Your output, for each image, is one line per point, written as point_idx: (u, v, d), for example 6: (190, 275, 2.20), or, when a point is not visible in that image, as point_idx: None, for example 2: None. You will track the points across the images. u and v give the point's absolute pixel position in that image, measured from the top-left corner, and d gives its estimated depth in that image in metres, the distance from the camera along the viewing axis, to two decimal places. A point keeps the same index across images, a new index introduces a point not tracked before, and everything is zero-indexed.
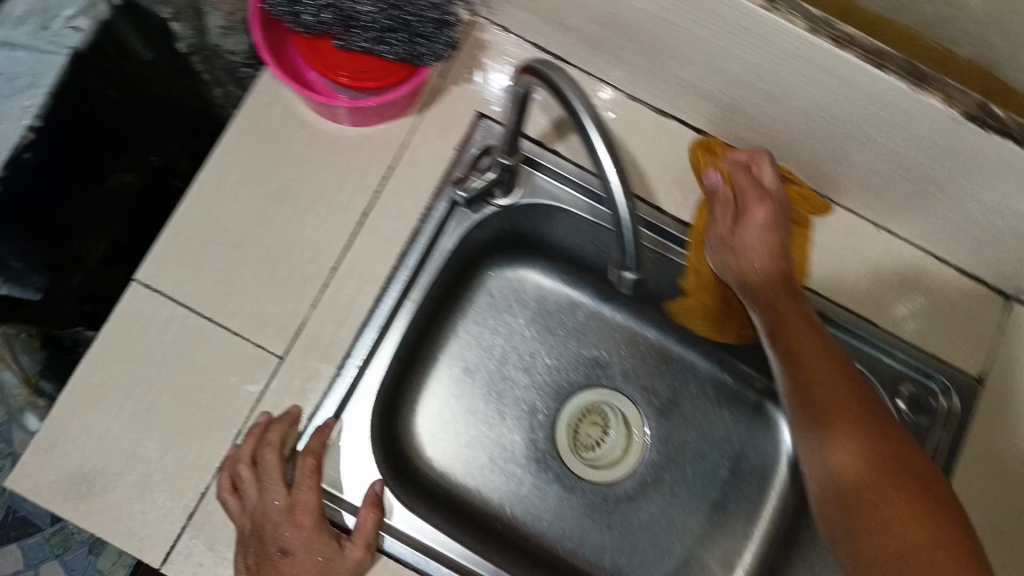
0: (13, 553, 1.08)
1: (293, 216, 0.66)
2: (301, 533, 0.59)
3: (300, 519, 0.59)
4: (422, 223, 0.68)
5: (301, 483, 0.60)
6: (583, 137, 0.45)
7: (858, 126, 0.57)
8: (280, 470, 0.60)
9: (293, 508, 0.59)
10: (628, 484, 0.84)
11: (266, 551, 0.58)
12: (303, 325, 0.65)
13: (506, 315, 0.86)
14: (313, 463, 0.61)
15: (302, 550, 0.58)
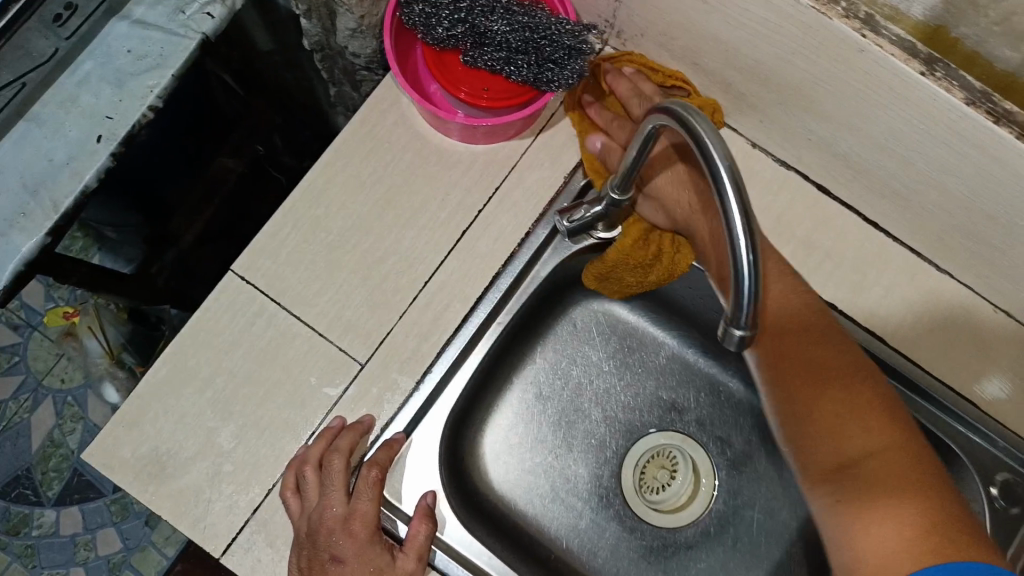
0: (73, 515, 1.11)
1: (394, 224, 0.66)
2: (354, 543, 0.57)
3: (357, 530, 0.58)
4: (521, 247, 0.68)
5: (362, 492, 0.59)
6: (716, 187, 0.40)
7: (998, 203, 0.55)
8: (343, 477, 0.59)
9: (350, 516, 0.58)
10: (690, 532, 0.82)
11: (320, 557, 0.57)
12: (389, 334, 0.64)
13: (585, 345, 0.85)
14: (377, 474, 0.60)
15: (354, 561, 0.57)
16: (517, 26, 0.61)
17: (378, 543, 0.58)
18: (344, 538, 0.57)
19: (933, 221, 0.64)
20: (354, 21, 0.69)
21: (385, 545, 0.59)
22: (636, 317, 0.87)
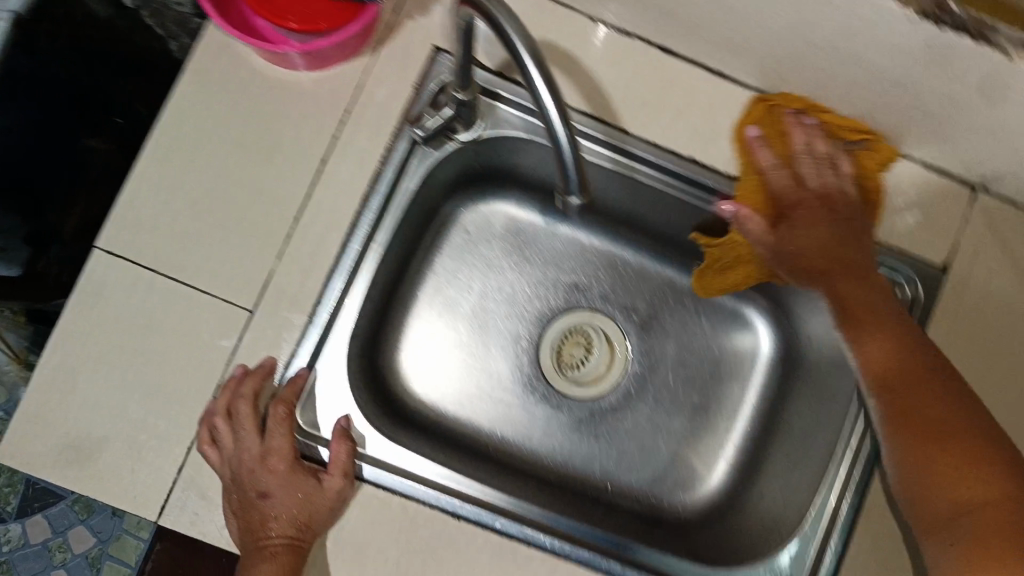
0: (40, 523, 1.12)
1: (252, 167, 0.66)
2: (277, 475, 0.62)
3: (277, 464, 0.62)
4: (384, 164, 0.67)
5: (274, 429, 0.63)
6: (517, 63, 0.44)
7: (816, 32, 0.58)
8: (253, 419, 0.62)
9: (268, 454, 0.62)
10: (613, 397, 0.87)
11: (249, 495, 0.61)
12: (271, 277, 0.65)
13: (482, 249, 0.86)
14: (284, 408, 0.64)
15: (281, 492, 0.62)
16: None
17: (301, 471, 0.63)
18: (267, 474, 0.62)
19: (771, 59, 0.66)
20: None
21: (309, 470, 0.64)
22: (524, 212, 0.87)
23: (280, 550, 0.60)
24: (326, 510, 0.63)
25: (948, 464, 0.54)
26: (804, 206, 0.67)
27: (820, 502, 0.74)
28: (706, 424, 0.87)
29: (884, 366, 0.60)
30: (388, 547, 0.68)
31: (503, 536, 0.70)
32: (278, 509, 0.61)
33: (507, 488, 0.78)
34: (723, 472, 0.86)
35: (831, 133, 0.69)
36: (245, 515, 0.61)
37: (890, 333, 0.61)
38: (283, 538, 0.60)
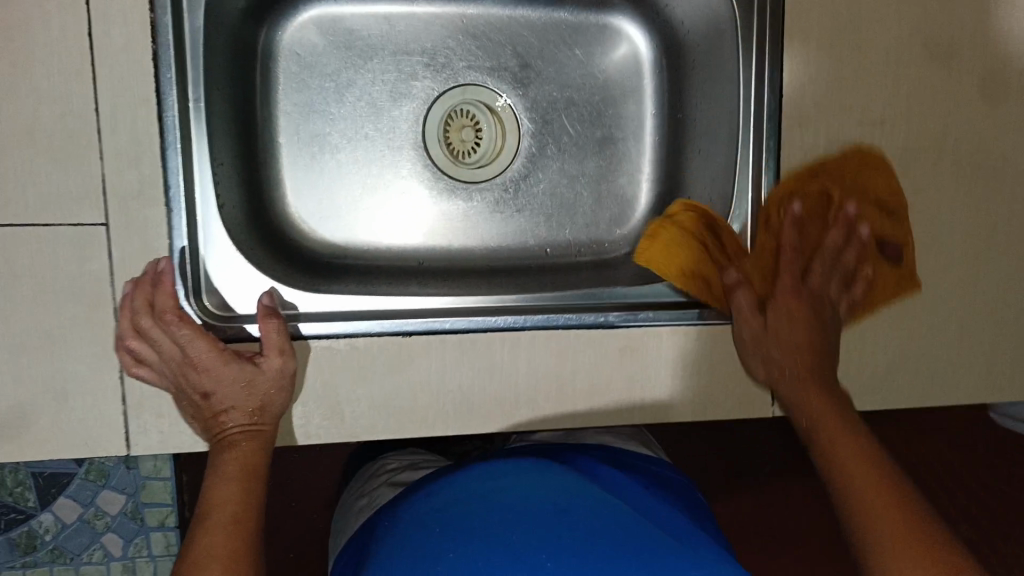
0: (65, 504, 1.03)
1: (19, 77, 0.57)
2: (213, 373, 0.61)
3: (201, 367, 0.60)
4: (156, 12, 0.59)
5: (181, 336, 0.60)
6: None
7: None
8: (164, 331, 0.60)
9: (189, 359, 0.60)
10: (518, 163, 0.84)
11: (194, 399, 0.62)
12: (105, 183, 0.59)
13: (322, 67, 0.79)
14: (177, 312, 0.61)
15: (222, 389, 0.61)
16: None
17: (230, 365, 0.61)
18: (197, 378, 0.61)
19: None
20: None
21: (240, 357, 0.62)
22: (346, 10, 0.79)
23: (244, 438, 0.62)
24: (273, 391, 0.62)
25: (887, 532, 0.55)
26: (800, 317, 0.67)
27: (745, 176, 0.70)
28: (616, 150, 0.83)
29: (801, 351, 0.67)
30: (355, 390, 0.66)
31: (445, 336, 0.67)
32: (226, 404, 0.62)
33: (448, 287, 0.77)
34: (650, 188, 0.83)
35: (876, 227, 0.70)
36: (198, 416, 0.62)
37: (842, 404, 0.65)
38: (242, 427, 0.62)
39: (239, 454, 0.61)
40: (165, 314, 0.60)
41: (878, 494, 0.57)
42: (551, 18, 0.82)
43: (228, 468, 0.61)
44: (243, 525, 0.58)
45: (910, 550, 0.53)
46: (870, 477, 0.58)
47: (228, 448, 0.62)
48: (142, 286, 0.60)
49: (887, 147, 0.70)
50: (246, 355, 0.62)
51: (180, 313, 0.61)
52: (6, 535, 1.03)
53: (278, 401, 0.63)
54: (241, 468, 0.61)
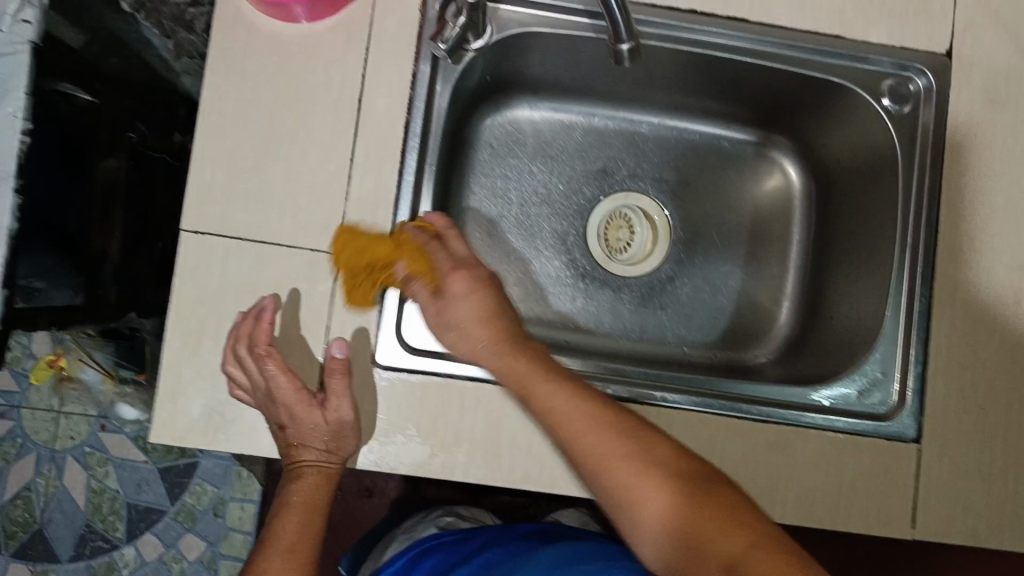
0: (149, 540, 1.28)
1: (300, 125, 0.69)
2: (289, 410, 0.65)
3: (281, 404, 0.65)
4: (415, 88, 0.71)
5: (268, 373, 0.64)
6: None
7: None
8: (254, 364, 0.65)
9: (273, 393, 0.65)
10: (667, 268, 0.90)
11: (274, 427, 0.67)
12: (346, 219, 0.70)
13: (510, 158, 0.89)
14: (270, 348, 0.65)
15: (297, 427, 0.66)
16: None
17: (306, 405, 0.65)
18: (277, 411, 0.65)
19: None
20: None
21: (312, 399, 0.66)
22: (538, 113, 0.90)
23: (313, 472, 0.67)
24: (342, 435, 0.66)
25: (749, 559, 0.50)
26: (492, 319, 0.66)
27: (898, 300, 0.74)
28: (760, 267, 0.89)
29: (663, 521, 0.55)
30: (520, 437, 0.70)
31: (602, 401, 0.71)
32: (300, 441, 0.66)
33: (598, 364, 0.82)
34: (791, 306, 0.88)
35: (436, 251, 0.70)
36: (278, 443, 0.68)
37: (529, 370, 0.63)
38: (312, 461, 0.66)
39: (479, 309, 0.66)
40: (257, 347, 0.65)
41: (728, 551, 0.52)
42: (717, 146, 0.91)
43: (456, 334, 0.67)
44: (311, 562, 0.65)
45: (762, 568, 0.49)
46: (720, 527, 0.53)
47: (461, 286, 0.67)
48: (248, 317, 0.67)
49: None
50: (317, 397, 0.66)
51: (270, 347, 0.65)
52: (89, 562, 1.26)
53: (347, 446, 0.66)
54: (491, 344, 0.65)
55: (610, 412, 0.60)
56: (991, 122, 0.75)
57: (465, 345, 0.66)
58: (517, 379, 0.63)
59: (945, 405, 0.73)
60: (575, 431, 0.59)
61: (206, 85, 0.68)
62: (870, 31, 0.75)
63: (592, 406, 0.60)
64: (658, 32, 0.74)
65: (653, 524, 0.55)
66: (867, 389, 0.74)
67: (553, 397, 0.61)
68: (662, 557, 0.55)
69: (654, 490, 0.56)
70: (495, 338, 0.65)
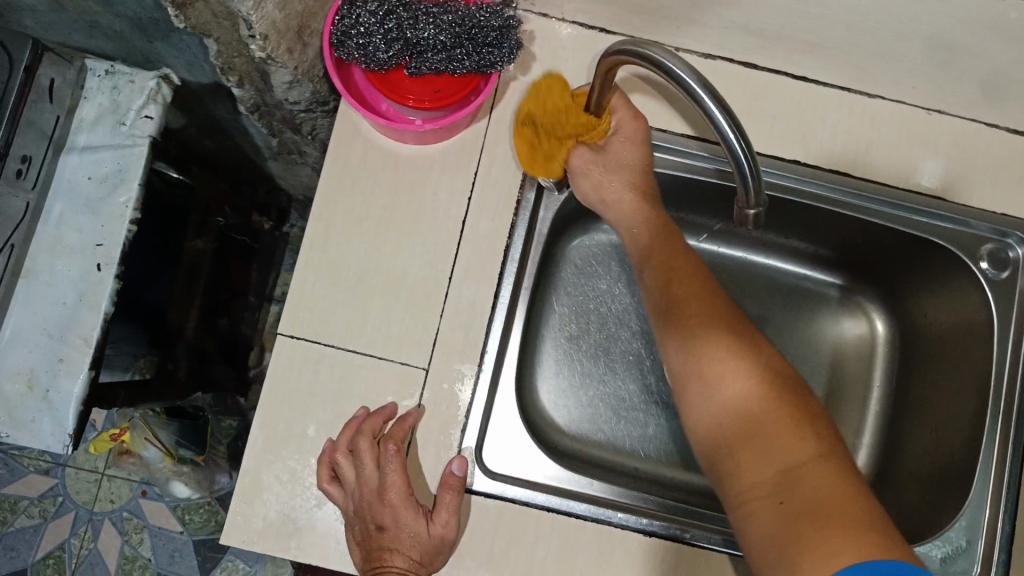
0: None
1: (403, 239, 0.71)
2: (393, 509, 0.64)
3: (390, 503, 0.64)
4: (517, 215, 0.72)
5: (388, 468, 0.65)
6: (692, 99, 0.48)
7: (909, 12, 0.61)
8: (371, 456, 0.65)
9: (384, 491, 0.65)
10: None
11: (369, 529, 0.65)
12: (437, 334, 0.70)
13: (592, 278, 0.90)
14: (396, 445, 0.66)
15: (398, 531, 0.64)
16: (448, 25, 0.64)
17: (416, 508, 0.65)
18: (381, 511, 0.64)
19: (860, 59, 0.70)
20: (290, 73, 0.72)
21: (418, 506, 0.65)
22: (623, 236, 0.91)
23: None
24: (439, 552, 0.65)
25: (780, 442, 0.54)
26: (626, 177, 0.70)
27: (991, 466, 0.71)
28: (841, 413, 0.85)
29: (735, 412, 0.57)
30: (591, 574, 0.68)
31: (677, 545, 0.69)
32: (395, 548, 0.64)
33: (668, 496, 0.81)
34: (869, 455, 0.83)
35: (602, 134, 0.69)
36: (365, 548, 0.65)
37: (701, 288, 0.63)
38: (400, 573, 0.63)
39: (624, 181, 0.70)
40: (385, 442, 0.66)
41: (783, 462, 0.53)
42: (803, 285, 0.88)
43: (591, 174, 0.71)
44: None
45: (802, 481, 0.52)
46: (774, 444, 0.54)
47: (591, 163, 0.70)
48: (376, 414, 0.68)
49: None
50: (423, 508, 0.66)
51: (398, 445, 0.66)
52: None
53: (437, 563, 0.65)
54: (638, 200, 0.70)
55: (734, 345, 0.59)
56: None
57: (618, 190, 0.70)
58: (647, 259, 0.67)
59: None
60: (717, 374, 0.58)
61: (321, 194, 0.71)
62: (968, 192, 0.75)
63: (727, 337, 0.59)
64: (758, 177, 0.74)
65: (772, 458, 0.54)
66: (952, 556, 0.69)
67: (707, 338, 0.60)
68: (710, 431, 0.58)
69: (785, 431, 0.55)
70: (648, 196, 0.70)
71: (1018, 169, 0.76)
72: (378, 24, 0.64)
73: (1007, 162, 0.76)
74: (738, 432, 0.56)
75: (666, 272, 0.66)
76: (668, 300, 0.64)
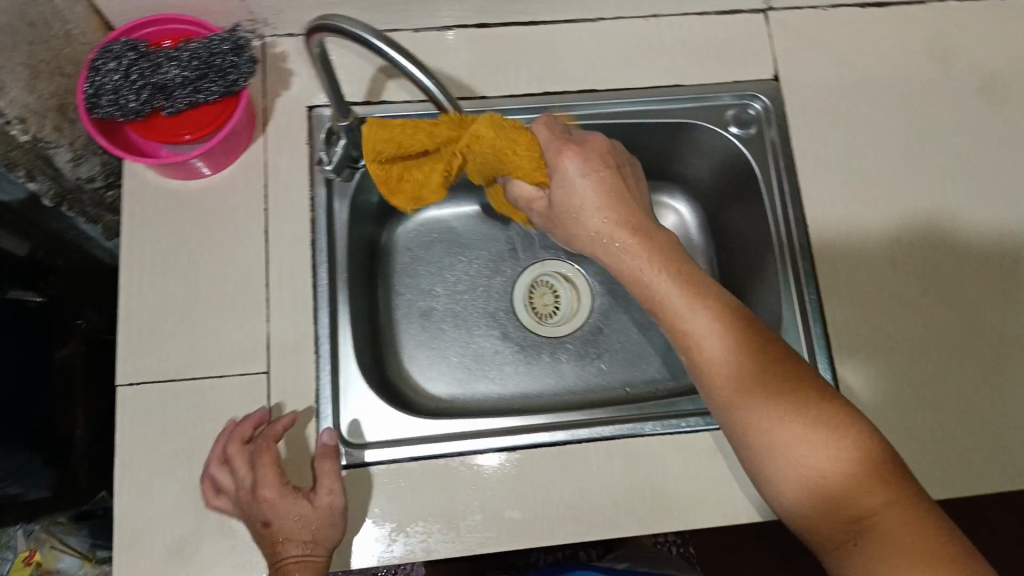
0: None
1: (214, 264, 0.76)
2: (273, 501, 0.66)
3: (268, 499, 0.66)
4: (314, 212, 0.78)
5: (258, 464, 0.68)
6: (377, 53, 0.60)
7: None
8: (244, 458, 0.68)
9: (259, 488, 0.66)
10: (595, 318, 0.95)
11: (259, 527, 0.66)
12: (270, 337, 0.75)
13: (428, 256, 0.95)
14: (273, 440, 0.69)
15: (283, 521, 0.66)
16: (188, 61, 0.71)
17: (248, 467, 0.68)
18: (261, 507, 0.66)
19: None
20: (68, 151, 0.77)
21: (297, 493, 0.67)
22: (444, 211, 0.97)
23: (298, 567, 0.65)
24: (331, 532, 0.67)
25: (883, 522, 0.54)
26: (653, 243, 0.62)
27: (790, 299, 0.79)
28: None
29: (834, 504, 0.55)
30: (472, 503, 0.73)
31: (546, 448, 0.75)
32: (285, 537, 0.65)
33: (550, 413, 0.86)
34: None
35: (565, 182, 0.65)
36: (263, 543, 0.66)
37: (765, 348, 0.59)
38: (296, 560, 0.65)
39: (671, 262, 0.61)
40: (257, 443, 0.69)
41: (901, 546, 0.52)
42: None
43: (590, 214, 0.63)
44: None
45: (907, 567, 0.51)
46: (885, 525, 0.54)
47: (582, 136, 0.65)
48: (237, 428, 0.70)
49: (910, 256, 0.80)
50: (304, 491, 0.68)
51: (270, 442, 0.69)
52: None
53: (332, 534, 0.67)
54: (709, 305, 0.60)
55: (854, 442, 0.56)
56: (826, 129, 0.83)
57: (642, 240, 0.62)
58: (682, 334, 0.60)
59: (858, 382, 0.76)
60: (829, 473, 0.56)
61: (124, 248, 0.76)
62: (702, 74, 0.83)
63: (843, 433, 0.56)
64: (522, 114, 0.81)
65: (885, 557, 0.52)
66: None
67: (791, 429, 0.56)
68: (815, 516, 0.56)
69: (899, 521, 0.53)
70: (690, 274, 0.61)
71: (740, 42, 0.84)
72: (122, 78, 0.70)
73: (729, 40, 0.84)
74: (848, 523, 0.55)
75: (759, 389, 0.58)
76: (762, 400, 0.57)
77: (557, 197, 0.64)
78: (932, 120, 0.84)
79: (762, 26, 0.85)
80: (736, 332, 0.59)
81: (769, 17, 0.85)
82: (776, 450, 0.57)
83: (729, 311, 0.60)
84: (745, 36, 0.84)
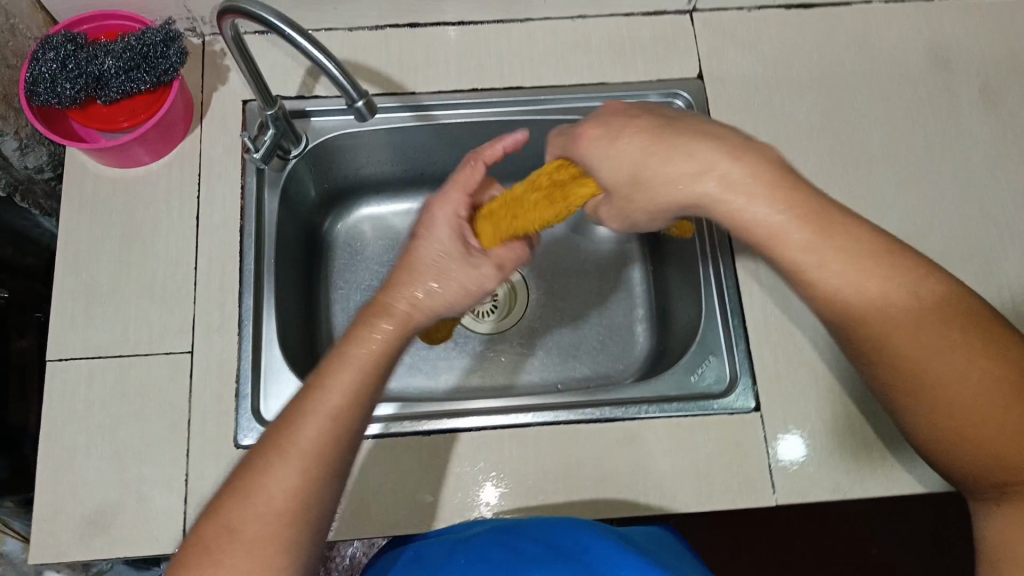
0: None
1: (146, 247, 0.79)
2: (448, 216, 0.64)
3: (447, 216, 0.64)
4: (245, 199, 0.81)
5: (466, 175, 0.65)
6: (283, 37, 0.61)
7: None
8: (466, 173, 0.65)
9: (454, 208, 0.64)
10: (533, 315, 0.96)
11: (416, 233, 0.63)
12: (195, 319, 0.77)
13: (365, 252, 0.95)
14: (487, 161, 0.65)
15: (434, 246, 0.62)
16: (121, 52, 0.74)
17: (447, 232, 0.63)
18: (438, 219, 0.63)
19: None
20: (13, 139, 0.81)
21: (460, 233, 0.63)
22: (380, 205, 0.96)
23: (389, 317, 0.59)
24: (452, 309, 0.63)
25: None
26: (749, 154, 0.58)
27: (708, 301, 0.82)
28: (616, 299, 0.96)
29: (995, 464, 0.53)
30: (383, 482, 0.73)
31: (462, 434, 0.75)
32: (417, 263, 0.61)
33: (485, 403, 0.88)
34: (644, 331, 0.94)
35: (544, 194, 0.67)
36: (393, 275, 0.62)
37: (961, 331, 0.55)
38: (406, 299, 0.60)
39: (808, 216, 0.58)
40: (482, 157, 0.65)
41: None
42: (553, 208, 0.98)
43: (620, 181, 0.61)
44: (288, 506, 0.51)
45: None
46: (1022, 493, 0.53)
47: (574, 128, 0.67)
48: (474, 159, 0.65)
49: None
50: (467, 245, 0.63)
51: (489, 162, 0.65)
52: None
53: (447, 308, 0.62)
54: (845, 241, 0.57)
55: (1021, 408, 0.53)
56: (751, 123, 0.84)
57: (730, 164, 0.58)
58: (860, 320, 0.56)
59: (774, 370, 0.77)
60: (992, 428, 0.53)
61: (60, 230, 0.79)
62: (628, 71, 0.86)
63: (1019, 411, 0.53)
64: (452, 109, 0.85)
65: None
66: (700, 371, 0.79)
67: (944, 391, 0.54)
68: (969, 471, 0.55)
69: None
70: (819, 226, 0.57)
71: (664, 41, 0.87)
72: (58, 67, 0.73)
73: (654, 40, 0.86)
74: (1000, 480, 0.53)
75: (909, 326, 0.55)
76: (907, 357, 0.55)
77: (611, 172, 0.61)
78: (858, 116, 0.85)
79: (687, 27, 0.87)
80: (939, 312, 0.55)
81: (694, 18, 0.87)
82: (954, 414, 0.54)
83: (886, 245, 0.57)
84: (670, 36, 0.87)
